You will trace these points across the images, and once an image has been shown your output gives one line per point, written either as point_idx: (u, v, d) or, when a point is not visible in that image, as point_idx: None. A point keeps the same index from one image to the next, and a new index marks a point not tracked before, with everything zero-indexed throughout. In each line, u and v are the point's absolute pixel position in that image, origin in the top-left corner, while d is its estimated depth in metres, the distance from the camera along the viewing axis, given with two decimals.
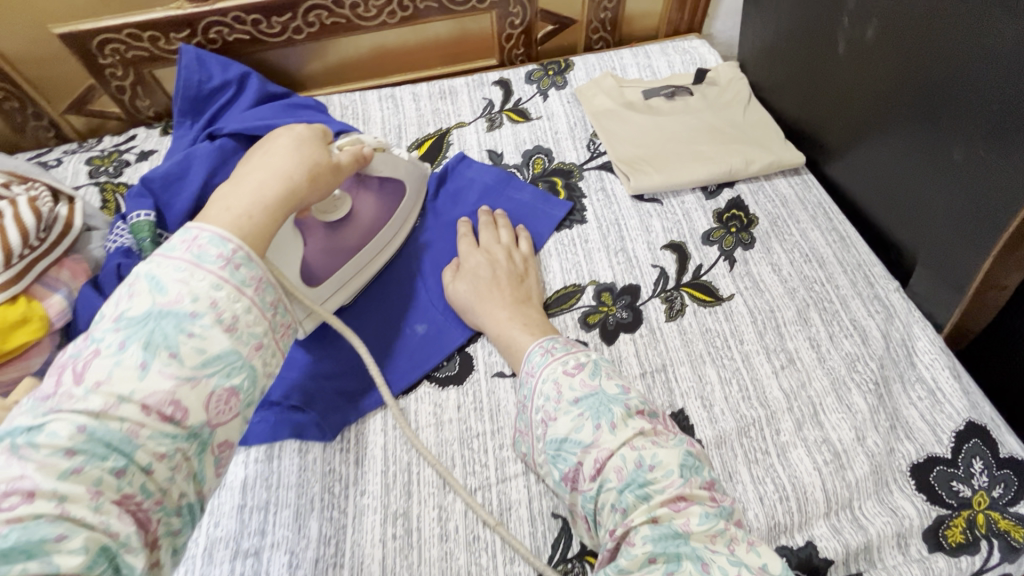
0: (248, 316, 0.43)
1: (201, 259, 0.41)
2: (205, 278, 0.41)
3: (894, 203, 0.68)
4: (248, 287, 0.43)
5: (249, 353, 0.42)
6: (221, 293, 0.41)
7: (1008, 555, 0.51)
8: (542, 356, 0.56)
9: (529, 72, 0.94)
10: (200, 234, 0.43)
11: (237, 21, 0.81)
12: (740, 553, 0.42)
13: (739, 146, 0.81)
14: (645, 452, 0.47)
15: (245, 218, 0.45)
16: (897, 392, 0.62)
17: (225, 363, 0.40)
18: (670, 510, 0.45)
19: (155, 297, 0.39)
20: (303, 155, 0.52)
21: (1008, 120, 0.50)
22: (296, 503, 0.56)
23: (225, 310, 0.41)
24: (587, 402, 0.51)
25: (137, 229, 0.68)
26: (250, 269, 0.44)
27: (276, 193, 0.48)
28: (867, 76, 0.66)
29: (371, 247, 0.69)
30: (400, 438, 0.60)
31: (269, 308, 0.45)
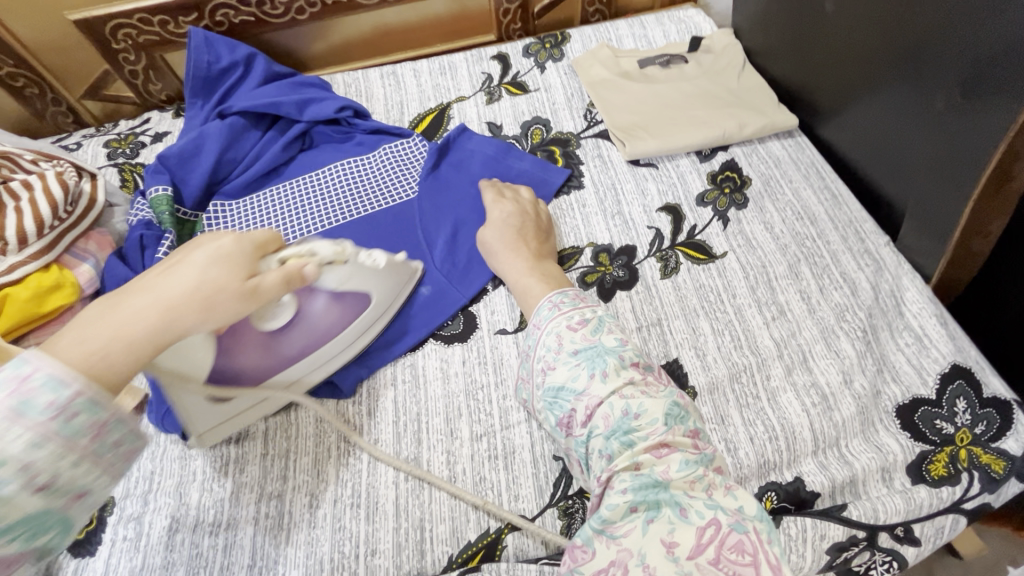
0: (74, 470, 0.36)
1: (28, 407, 0.34)
2: (25, 435, 0.33)
3: (885, 156, 0.69)
4: (82, 438, 0.36)
5: (63, 504, 0.36)
6: (37, 452, 0.34)
7: (987, 486, 0.54)
8: (550, 310, 0.59)
9: (526, 46, 0.96)
10: (36, 372, 0.35)
11: (242, 3, 0.84)
12: (716, 496, 0.46)
13: (732, 110, 0.83)
14: (632, 401, 0.51)
15: (96, 355, 0.38)
16: (884, 339, 0.64)
17: (32, 525, 0.35)
18: (652, 457, 0.48)
19: None
20: (209, 278, 0.43)
21: (985, 69, 0.51)
22: (315, 451, 0.60)
23: (41, 473, 0.34)
24: (586, 354, 0.54)
25: (157, 204, 0.72)
26: (93, 413, 0.37)
27: (149, 329, 0.40)
28: (854, 35, 0.68)
29: (304, 369, 0.60)
30: (409, 391, 0.63)
31: (105, 450, 0.38)
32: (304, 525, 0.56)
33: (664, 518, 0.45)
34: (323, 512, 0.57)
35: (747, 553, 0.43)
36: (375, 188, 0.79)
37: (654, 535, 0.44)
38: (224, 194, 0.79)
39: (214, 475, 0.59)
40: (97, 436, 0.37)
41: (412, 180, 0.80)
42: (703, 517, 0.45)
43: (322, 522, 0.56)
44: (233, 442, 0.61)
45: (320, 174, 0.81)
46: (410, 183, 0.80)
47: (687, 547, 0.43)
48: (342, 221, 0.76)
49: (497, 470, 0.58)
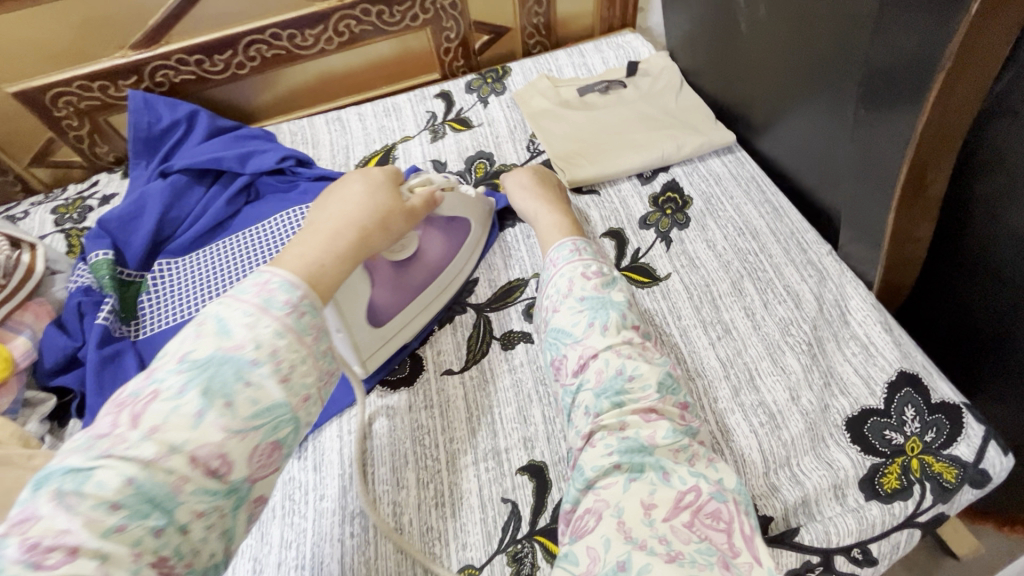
0: (303, 367, 0.43)
1: (270, 303, 0.44)
2: (271, 324, 0.42)
3: (821, 167, 0.69)
4: (307, 335, 0.44)
5: (295, 404, 0.42)
6: (283, 341, 0.42)
7: (939, 496, 0.53)
8: (570, 252, 0.63)
9: (468, 82, 0.98)
10: (272, 278, 0.46)
11: (180, 62, 0.86)
12: (699, 467, 0.48)
13: (670, 131, 0.84)
14: (628, 362, 0.53)
15: (317, 266, 0.49)
16: (831, 350, 0.64)
17: (273, 417, 0.40)
18: (640, 420, 0.50)
19: (220, 342, 0.41)
20: (379, 201, 0.56)
21: (874, 84, 0.52)
22: (259, 511, 0.59)
23: (283, 361, 0.42)
24: (591, 302, 0.57)
25: (96, 268, 0.72)
26: (311, 316, 0.46)
27: (350, 242, 0.52)
28: (769, 51, 0.69)
29: (434, 293, 0.69)
30: (354, 442, 0.62)
31: (321, 355, 0.45)
32: None
33: (646, 480, 0.46)
34: None
35: (722, 520, 0.45)
36: None
37: (636, 493, 0.46)
38: (168, 252, 0.79)
39: None
40: (315, 337, 0.45)
41: None
42: (685, 483, 0.46)
43: None
44: None
45: (264, 225, 0.80)
46: None
47: (666, 508, 0.45)
48: None
49: (445, 518, 0.57)
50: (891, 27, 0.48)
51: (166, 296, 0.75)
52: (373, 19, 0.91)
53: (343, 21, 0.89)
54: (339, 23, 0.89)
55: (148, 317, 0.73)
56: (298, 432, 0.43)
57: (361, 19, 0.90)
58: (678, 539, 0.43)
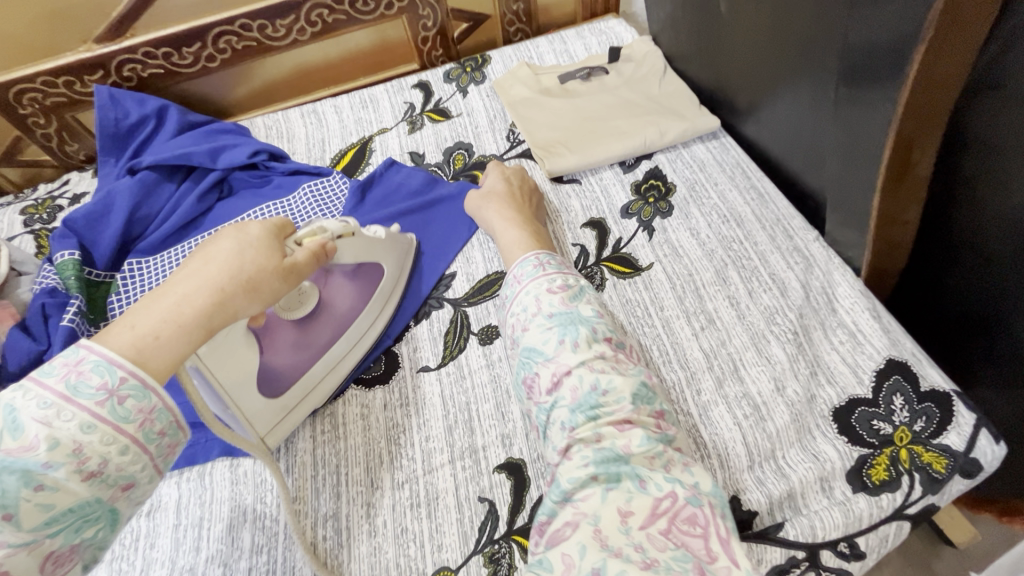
0: (122, 458, 0.36)
1: (78, 390, 0.36)
2: (76, 417, 0.35)
3: (806, 150, 0.67)
4: (128, 423, 0.37)
5: (112, 496, 0.36)
6: (93, 437, 0.35)
7: (929, 487, 0.52)
8: (534, 267, 0.60)
9: (447, 72, 0.95)
10: (87, 356, 0.37)
11: (148, 56, 0.83)
12: (675, 473, 0.46)
13: (653, 118, 0.82)
14: (602, 376, 0.50)
15: (152, 340, 0.39)
16: (817, 339, 0.62)
17: (80, 515, 0.35)
18: (616, 431, 0.47)
19: (6, 442, 0.33)
20: (247, 260, 0.46)
21: (859, 60, 0.49)
22: (229, 516, 0.57)
23: (90, 458, 0.35)
24: (560, 318, 0.54)
25: (62, 269, 0.70)
26: (141, 398, 0.37)
27: (202, 309, 0.42)
28: (750, 31, 0.67)
29: (349, 346, 0.63)
30: (327, 443, 0.60)
31: (155, 440, 0.39)
32: None
33: (623, 488, 0.44)
34: None
35: (698, 524, 0.43)
36: None
37: (613, 502, 0.44)
38: (138, 251, 0.77)
39: (124, 553, 0.56)
40: (145, 421, 0.38)
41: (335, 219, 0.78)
42: (662, 490, 0.45)
43: None
44: (144, 514, 0.58)
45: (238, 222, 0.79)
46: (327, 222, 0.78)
47: (642, 516, 0.43)
48: None
49: (420, 519, 0.55)
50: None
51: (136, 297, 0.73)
52: (347, 8, 0.88)
53: (315, 10, 0.87)
54: (312, 12, 0.87)
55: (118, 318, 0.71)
56: (112, 526, 0.37)
57: (334, 8, 0.87)
58: (654, 546, 0.42)
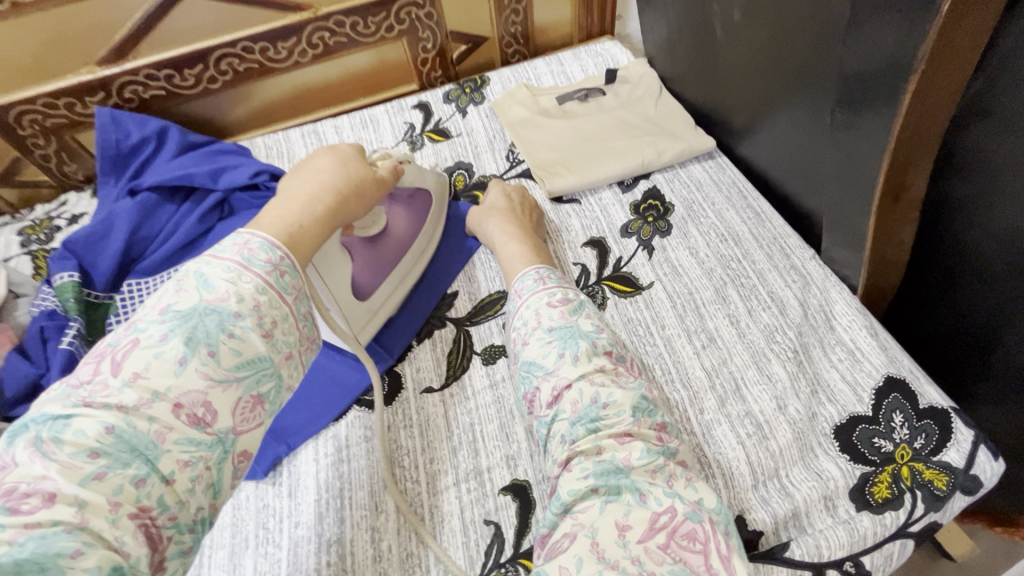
0: (284, 324, 0.44)
1: (252, 261, 0.45)
2: (253, 280, 0.43)
3: (802, 170, 0.68)
4: (287, 294, 0.45)
5: (279, 361, 0.43)
6: (264, 298, 0.43)
7: (931, 504, 0.52)
8: (534, 281, 0.60)
9: (446, 92, 0.97)
10: (252, 240, 0.46)
11: (149, 78, 0.84)
12: (676, 488, 0.45)
13: (650, 138, 0.83)
14: (602, 389, 0.50)
15: (296, 228, 0.50)
16: (817, 357, 0.63)
17: (256, 371, 0.41)
18: (616, 443, 0.47)
19: (202, 296, 0.41)
20: (347, 172, 0.57)
21: (850, 87, 0.51)
22: (231, 542, 0.56)
23: (265, 316, 0.43)
24: (560, 332, 0.54)
25: (61, 291, 0.69)
26: (291, 277, 0.47)
27: (326, 210, 0.53)
28: (746, 56, 0.69)
29: (410, 263, 0.71)
30: (331, 466, 0.60)
31: (301, 319, 0.47)
32: None
33: (622, 501, 0.43)
34: None
35: (698, 541, 0.41)
36: None
37: (611, 515, 0.42)
38: (137, 272, 0.76)
39: None
40: (296, 296, 0.46)
41: None
42: (661, 505, 0.43)
43: None
44: None
45: None
46: None
47: (641, 530, 0.41)
48: None
49: (425, 543, 0.54)
50: (864, 29, 0.47)
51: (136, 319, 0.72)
52: (348, 31, 0.89)
53: (317, 33, 0.88)
54: (313, 35, 0.88)
55: None
56: (279, 390, 0.43)
57: (335, 31, 0.89)
58: (652, 560, 0.39)
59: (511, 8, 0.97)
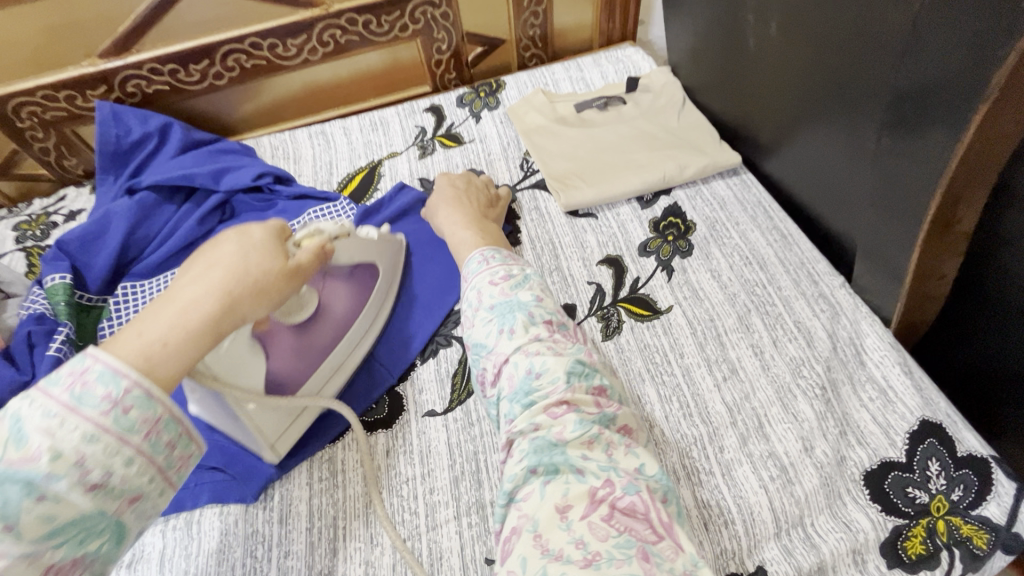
0: (128, 469, 0.33)
1: (83, 400, 0.32)
2: (78, 427, 0.31)
3: (835, 195, 0.65)
4: (134, 433, 0.33)
5: (117, 508, 0.34)
6: (99, 452, 0.32)
7: (970, 564, 0.48)
8: (477, 263, 0.55)
9: (460, 96, 0.93)
10: (92, 365, 0.33)
11: (153, 72, 0.80)
12: (614, 458, 0.41)
13: (672, 152, 0.79)
14: (536, 358, 0.45)
15: (156, 348, 0.35)
16: (846, 395, 0.59)
17: (82, 528, 0.32)
18: (549, 418, 0.42)
19: (5, 453, 0.30)
20: (254, 261, 0.42)
21: (907, 108, 0.47)
22: (216, 572, 0.53)
23: (93, 469, 0.32)
24: (499, 308, 0.50)
25: (52, 293, 0.67)
26: (146, 407, 0.34)
27: (206, 317, 0.38)
28: (781, 70, 0.64)
29: (349, 347, 0.62)
30: (325, 491, 0.57)
31: (163, 451, 0.36)
32: None
33: (560, 480, 0.39)
34: None
35: (637, 512, 0.37)
36: None
37: (550, 499, 0.38)
38: (134, 275, 0.73)
39: None
40: (150, 432, 0.34)
41: None
42: (598, 479, 0.39)
43: None
44: (124, 566, 0.53)
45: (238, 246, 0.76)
46: None
47: (581, 508, 0.37)
48: None
49: None
50: (928, 50, 0.43)
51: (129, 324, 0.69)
52: (360, 29, 0.86)
53: (328, 31, 0.84)
54: (324, 33, 0.84)
55: None
56: (118, 539, 0.34)
57: (347, 29, 0.85)
58: (595, 537, 0.35)
59: (531, 10, 0.93)
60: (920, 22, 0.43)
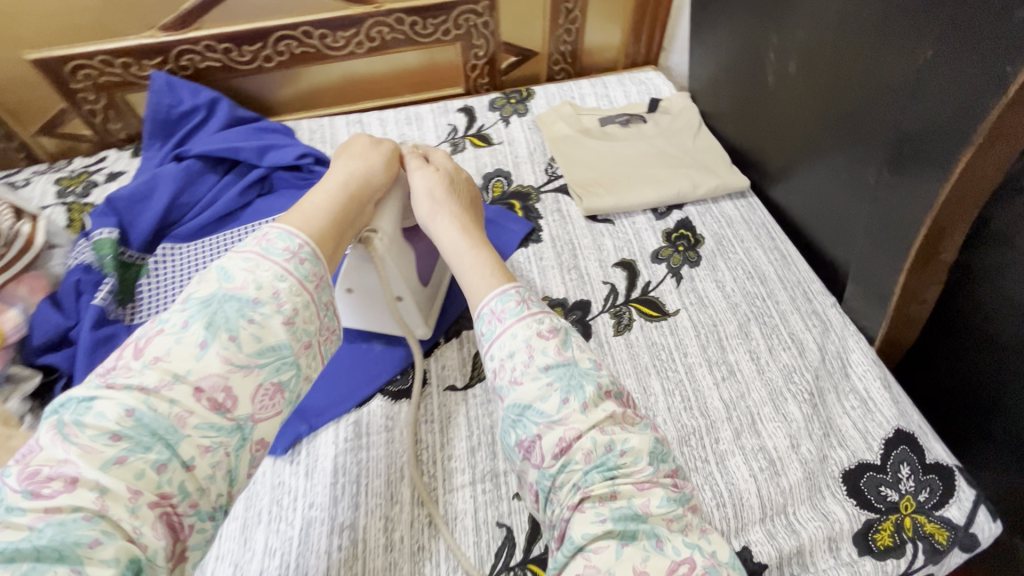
0: (305, 311, 0.47)
1: (270, 250, 0.47)
2: (270, 268, 0.46)
3: (834, 221, 0.71)
4: (308, 281, 0.48)
5: (296, 349, 0.45)
6: (285, 284, 0.46)
7: (931, 557, 0.54)
8: (517, 305, 0.50)
9: (492, 100, 0.99)
10: (271, 232, 0.49)
11: (208, 49, 0.85)
12: (693, 539, 0.41)
13: (688, 171, 0.86)
14: (615, 436, 0.43)
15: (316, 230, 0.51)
16: (831, 402, 0.64)
17: (276, 358, 0.44)
18: (633, 489, 0.42)
19: (222, 284, 0.44)
20: (348, 180, 0.58)
21: (904, 149, 0.54)
22: (244, 515, 0.57)
23: (283, 301, 0.45)
24: (558, 373, 0.45)
25: (100, 246, 0.70)
26: (312, 264, 0.49)
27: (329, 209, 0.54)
28: (794, 107, 0.70)
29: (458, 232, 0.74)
30: (350, 449, 0.61)
31: (322, 304, 0.49)
32: None
33: (639, 546, 0.39)
34: None
35: None
36: None
37: (629, 560, 0.38)
38: (175, 237, 0.77)
39: None
40: (316, 285, 0.49)
41: None
42: (680, 554, 0.39)
43: None
44: None
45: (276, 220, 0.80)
46: None
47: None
48: None
49: (437, 538, 0.55)
50: (929, 99, 0.50)
51: (166, 282, 0.74)
52: (406, 29, 0.91)
53: (376, 27, 0.90)
54: (372, 29, 0.90)
55: (145, 300, 0.72)
56: (299, 379, 0.46)
57: (394, 28, 0.91)
58: None
59: (565, 27, 0.99)
60: (924, 77, 0.50)
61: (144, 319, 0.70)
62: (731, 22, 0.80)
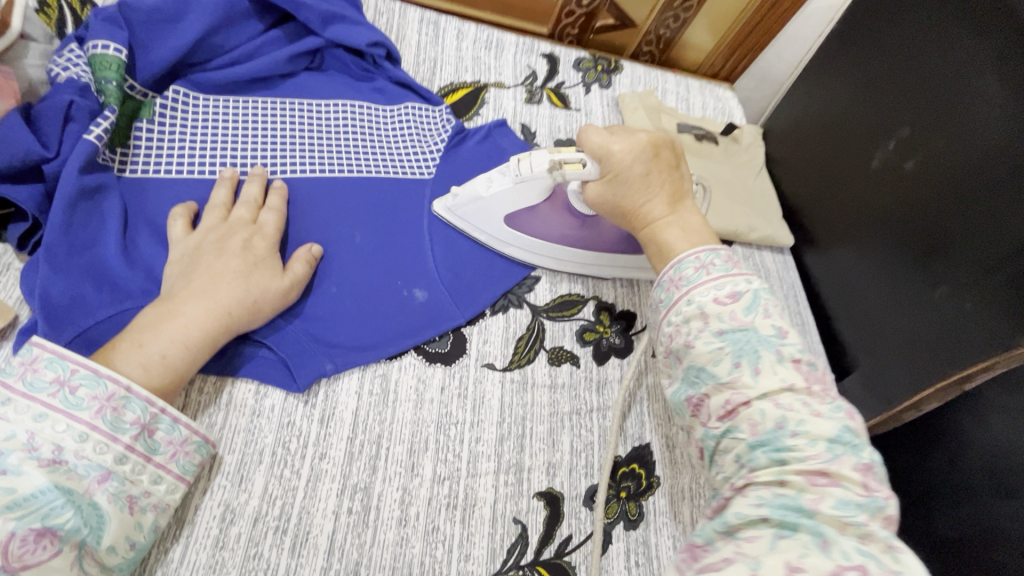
0: (82, 444, 0.40)
1: (35, 384, 0.40)
2: (30, 408, 0.39)
3: (863, 310, 0.75)
4: (84, 409, 0.40)
5: (86, 488, 0.39)
6: (85, 445, 0.40)
7: None
8: (725, 263, 0.48)
9: (578, 59, 0.90)
10: (41, 356, 0.41)
11: None
12: (874, 550, 0.32)
13: (749, 211, 0.84)
14: (792, 412, 0.38)
15: (159, 358, 0.44)
16: None
17: (35, 504, 0.37)
18: (805, 481, 0.35)
19: None
20: (246, 296, 0.49)
21: (1003, 289, 0.57)
22: (241, 452, 0.50)
23: (42, 444, 0.38)
24: (733, 338, 0.42)
25: (100, 66, 0.54)
26: (93, 386, 0.41)
27: (210, 331, 0.47)
28: (889, 198, 0.71)
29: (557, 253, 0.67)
30: (374, 404, 0.55)
31: (136, 442, 0.42)
32: (209, 543, 0.46)
33: (798, 541, 0.33)
34: (237, 532, 0.46)
35: None
36: (384, 151, 0.68)
37: (783, 553, 0.32)
38: (192, 82, 0.62)
39: None
40: (101, 407, 0.41)
41: (431, 156, 0.70)
42: (850, 560, 0.31)
43: (233, 544, 0.46)
44: None
45: (323, 107, 0.68)
46: (425, 161, 0.69)
47: None
48: (335, 174, 0.64)
49: (454, 522, 0.52)
50: None
51: (172, 136, 0.59)
52: None
53: None
54: None
55: (142, 150, 0.57)
56: (84, 519, 0.39)
57: None
58: None
59: (674, 12, 0.94)
60: None
61: (136, 172, 0.56)
62: (860, 86, 0.77)
